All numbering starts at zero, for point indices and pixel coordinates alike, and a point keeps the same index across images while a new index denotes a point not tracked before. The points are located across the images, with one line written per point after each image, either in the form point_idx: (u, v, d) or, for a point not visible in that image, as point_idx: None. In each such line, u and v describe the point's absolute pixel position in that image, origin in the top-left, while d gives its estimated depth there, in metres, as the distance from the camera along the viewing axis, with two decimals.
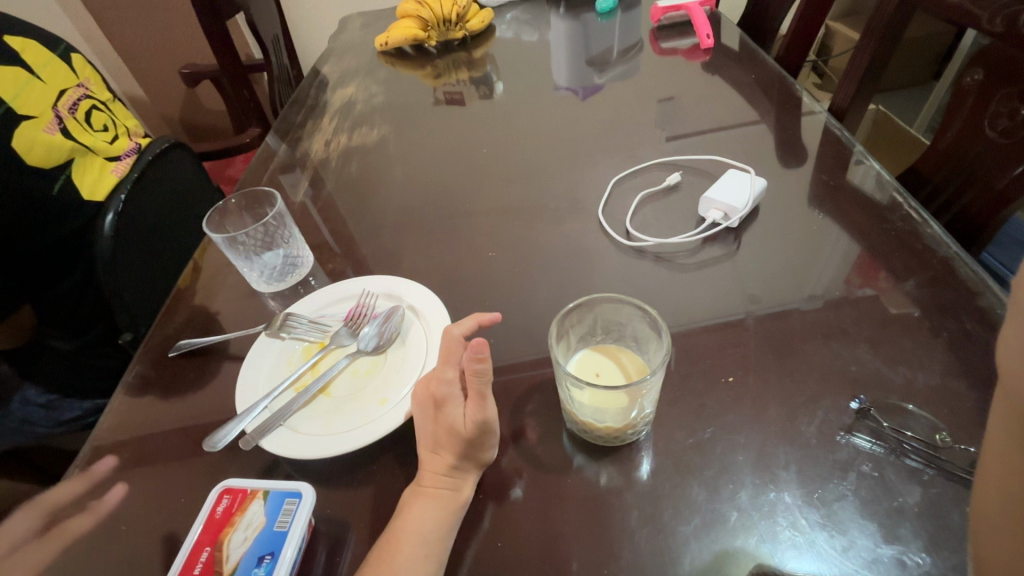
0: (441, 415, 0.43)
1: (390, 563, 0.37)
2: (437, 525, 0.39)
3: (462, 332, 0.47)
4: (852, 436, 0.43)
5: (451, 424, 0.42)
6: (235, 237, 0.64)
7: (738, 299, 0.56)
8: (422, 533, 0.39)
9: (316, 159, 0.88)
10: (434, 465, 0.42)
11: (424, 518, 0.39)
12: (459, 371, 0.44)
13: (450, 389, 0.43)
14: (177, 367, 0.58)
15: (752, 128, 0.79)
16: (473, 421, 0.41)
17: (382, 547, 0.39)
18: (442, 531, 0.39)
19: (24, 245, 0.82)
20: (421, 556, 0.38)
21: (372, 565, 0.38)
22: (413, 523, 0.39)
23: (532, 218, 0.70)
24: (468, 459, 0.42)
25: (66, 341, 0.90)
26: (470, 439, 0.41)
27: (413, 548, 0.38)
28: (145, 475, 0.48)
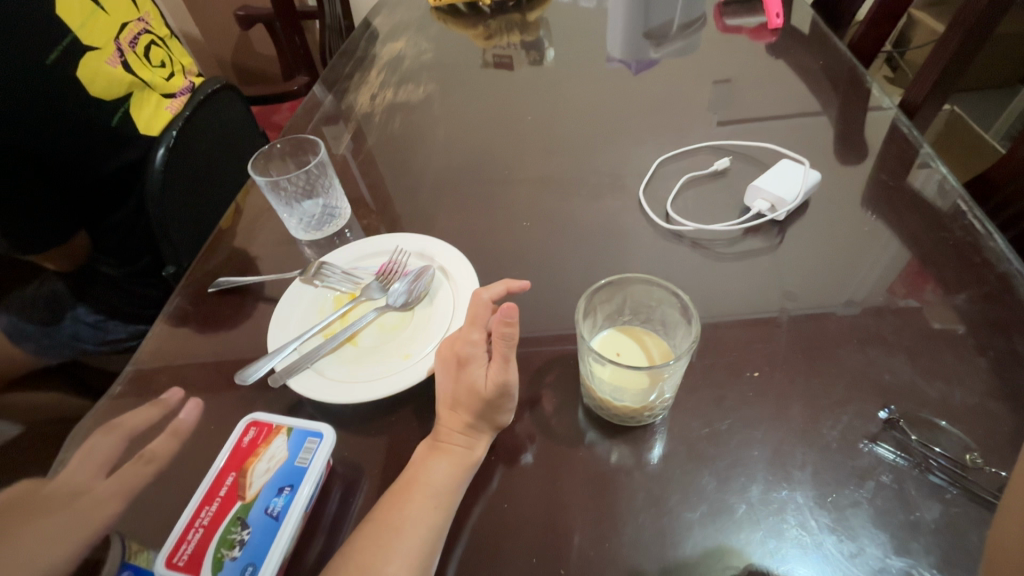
0: (462, 373, 0.43)
1: (403, 508, 0.38)
2: (449, 477, 0.40)
3: (492, 296, 0.47)
4: (874, 445, 0.42)
5: (472, 384, 0.42)
6: (278, 183, 0.64)
7: (774, 295, 0.54)
8: (437, 483, 0.39)
9: (360, 113, 0.88)
10: (451, 420, 0.42)
11: (439, 468, 0.40)
12: (485, 334, 0.44)
13: (473, 351, 0.43)
14: (216, 303, 0.60)
15: (813, 120, 0.75)
16: (494, 382, 0.42)
17: (394, 493, 0.40)
18: (454, 483, 0.40)
19: (84, 173, 0.85)
20: (433, 505, 0.38)
21: (385, 507, 0.39)
22: (426, 473, 0.40)
23: (569, 191, 0.69)
24: (486, 419, 0.42)
25: (114, 268, 0.96)
26: (489, 401, 0.42)
27: (424, 497, 0.39)
28: (194, 413, 0.48)
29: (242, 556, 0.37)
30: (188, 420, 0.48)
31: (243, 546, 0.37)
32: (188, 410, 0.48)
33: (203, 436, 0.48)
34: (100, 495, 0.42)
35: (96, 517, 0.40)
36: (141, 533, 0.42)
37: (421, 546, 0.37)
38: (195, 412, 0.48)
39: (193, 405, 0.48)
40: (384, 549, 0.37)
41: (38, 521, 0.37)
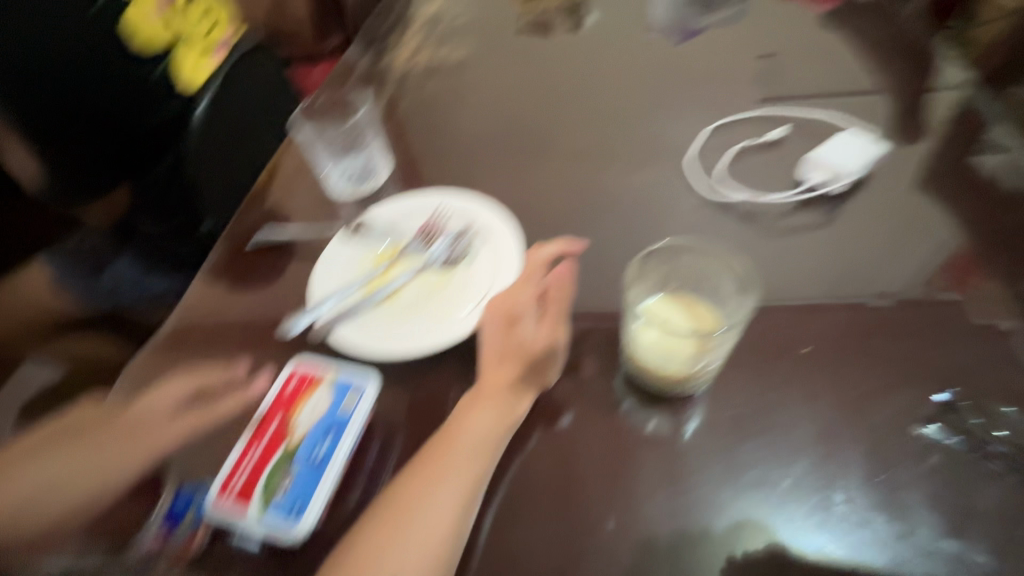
0: (512, 331, 0.44)
1: (445, 457, 0.40)
2: (493, 430, 0.41)
3: (550, 253, 0.49)
4: (926, 429, 0.41)
5: (521, 342, 0.44)
6: (319, 137, 0.68)
7: (825, 272, 0.52)
8: (479, 438, 0.40)
9: (398, 74, 0.87)
10: (497, 375, 0.43)
11: (482, 424, 0.41)
12: (536, 292, 0.45)
13: (525, 309, 0.44)
14: (257, 257, 0.61)
15: (875, 90, 0.70)
16: (542, 342, 0.44)
17: (437, 442, 0.41)
18: (497, 436, 0.41)
19: (126, 125, 0.85)
20: (476, 457, 0.40)
21: (429, 455, 0.40)
22: (468, 427, 0.41)
23: (611, 159, 0.67)
24: (530, 380, 0.43)
25: (153, 225, 0.94)
26: (534, 363, 0.43)
27: (469, 447, 0.40)
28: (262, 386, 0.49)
29: (288, 497, 0.40)
30: (258, 391, 0.48)
31: (288, 488, 0.40)
32: (258, 383, 0.49)
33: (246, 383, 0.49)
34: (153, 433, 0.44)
35: (157, 446, 0.46)
36: (196, 474, 0.44)
37: (458, 497, 0.38)
38: (264, 384, 0.49)
39: (264, 378, 0.49)
40: (423, 496, 0.39)
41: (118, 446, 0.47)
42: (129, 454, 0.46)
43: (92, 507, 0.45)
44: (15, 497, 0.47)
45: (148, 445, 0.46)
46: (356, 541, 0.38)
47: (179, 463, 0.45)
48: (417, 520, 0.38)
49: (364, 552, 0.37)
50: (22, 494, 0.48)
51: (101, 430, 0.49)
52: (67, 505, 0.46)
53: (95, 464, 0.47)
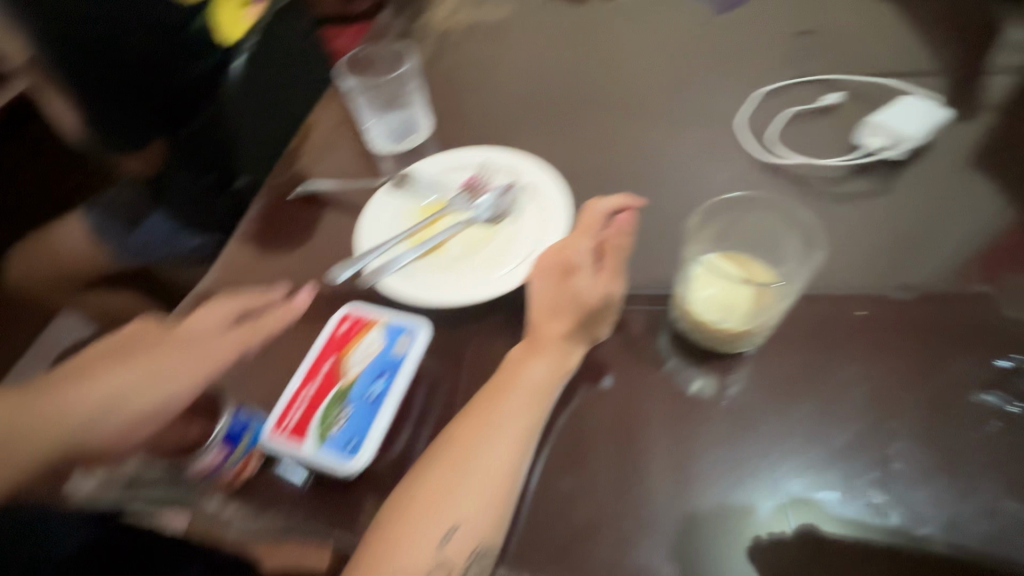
0: (566, 283, 0.43)
1: (498, 402, 0.40)
2: (546, 379, 0.41)
3: (608, 207, 0.47)
4: (987, 394, 0.40)
5: (575, 293, 0.43)
6: (366, 91, 0.69)
7: (882, 237, 0.51)
8: (533, 382, 0.41)
9: (439, 31, 0.85)
10: (550, 324, 0.43)
11: (538, 369, 0.41)
12: (594, 245, 0.44)
13: (581, 262, 0.43)
14: (301, 207, 0.63)
15: (942, 54, 0.67)
16: (601, 293, 0.43)
17: (490, 387, 0.42)
18: (550, 384, 0.41)
19: (166, 78, 0.86)
20: (529, 403, 0.40)
21: (482, 401, 0.41)
22: (523, 372, 0.41)
23: (659, 118, 0.66)
24: (584, 330, 0.43)
25: (185, 177, 0.92)
26: (590, 313, 0.43)
27: (522, 394, 0.40)
28: (307, 295, 0.49)
29: (346, 430, 0.40)
30: (302, 301, 0.48)
31: (346, 422, 0.41)
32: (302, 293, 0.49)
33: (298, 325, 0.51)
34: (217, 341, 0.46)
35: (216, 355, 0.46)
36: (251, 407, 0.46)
37: (515, 437, 0.39)
38: (309, 297, 0.49)
39: (306, 290, 0.49)
40: (479, 436, 0.39)
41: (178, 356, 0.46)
42: (191, 364, 0.46)
43: (160, 413, 0.44)
44: (76, 416, 0.43)
45: (206, 356, 0.46)
46: (413, 483, 0.38)
47: (237, 399, 0.47)
48: (476, 459, 0.38)
49: (427, 490, 0.38)
50: (81, 414, 0.44)
51: (154, 347, 0.48)
52: (130, 413, 0.44)
53: (151, 373, 0.45)
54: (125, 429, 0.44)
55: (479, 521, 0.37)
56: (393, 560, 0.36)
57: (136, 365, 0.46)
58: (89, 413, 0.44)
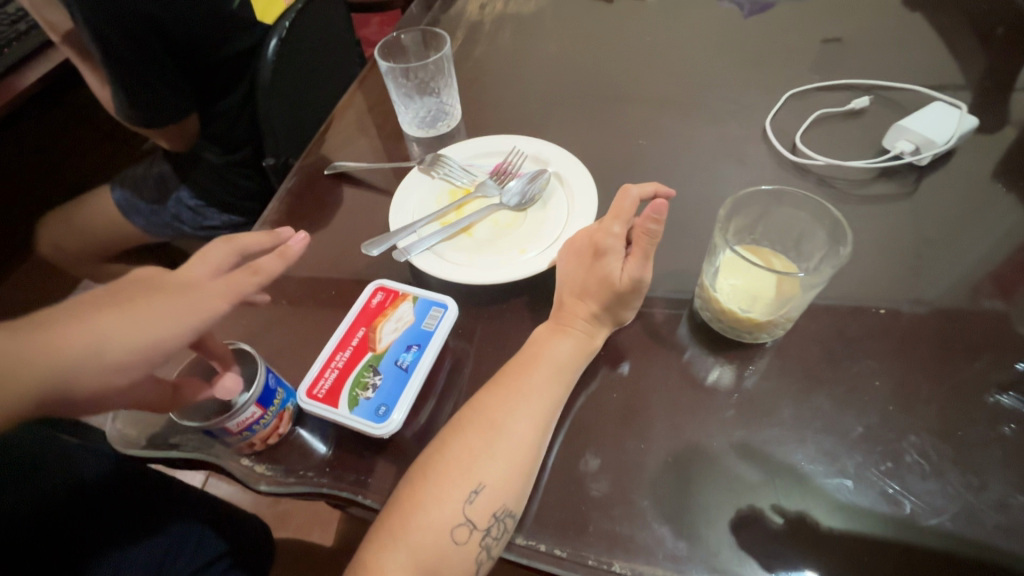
0: (597, 264, 0.44)
1: (525, 374, 0.42)
2: (570, 356, 0.43)
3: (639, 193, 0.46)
4: (1005, 396, 0.41)
5: (605, 275, 0.44)
6: (400, 73, 0.66)
7: (904, 240, 0.52)
8: (559, 357, 0.43)
9: (470, 21, 0.86)
10: (578, 305, 0.45)
11: (564, 344, 0.43)
12: (626, 229, 0.45)
13: (612, 247, 0.44)
14: (333, 185, 0.65)
15: (972, 64, 0.67)
16: (629, 277, 0.43)
17: (516, 361, 0.43)
18: (574, 361, 0.43)
19: (206, 52, 0.86)
20: (554, 378, 0.42)
21: (508, 372, 0.43)
22: (549, 347, 0.43)
23: (686, 115, 0.66)
24: (610, 312, 0.44)
25: (217, 155, 0.97)
26: (616, 294, 0.44)
27: (547, 368, 0.42)
28: (302, 241, 0.48)
29: (376, 397, 0.42)
30: (296, 246, 0.47)
31: (376, 390, 0.42)
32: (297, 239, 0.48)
33: (329, 298, 0.53)
34: (208, 289, 0.43)
35: (204, 305, 0.42)
36: (283, 374, 0.48)
37: (540, 407, 0.41)
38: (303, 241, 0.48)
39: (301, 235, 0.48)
40: (505, 404, 0.41)
41: (164, 300, 0.42)
42: (181, 311, 0.41)
43: (150, 360, 0.40)
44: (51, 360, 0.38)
45: (199, 303, 0.42)
46: (441, 445, 0.40)
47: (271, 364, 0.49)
48: (502, 425, 0.40)
49: (454, 453, 0.39)
50: (58, 357, 0.38)
51: (139, 292, 0.42)
52: (113, 361, 0.39)
53: (134, 317, 0.40)
54: (105, 378, 0.39)
55: (506, 486, 0.38)
56: (418, 516, 0.37)
57: (118, 311, 0.40)
58: (67, 360, 0.38)
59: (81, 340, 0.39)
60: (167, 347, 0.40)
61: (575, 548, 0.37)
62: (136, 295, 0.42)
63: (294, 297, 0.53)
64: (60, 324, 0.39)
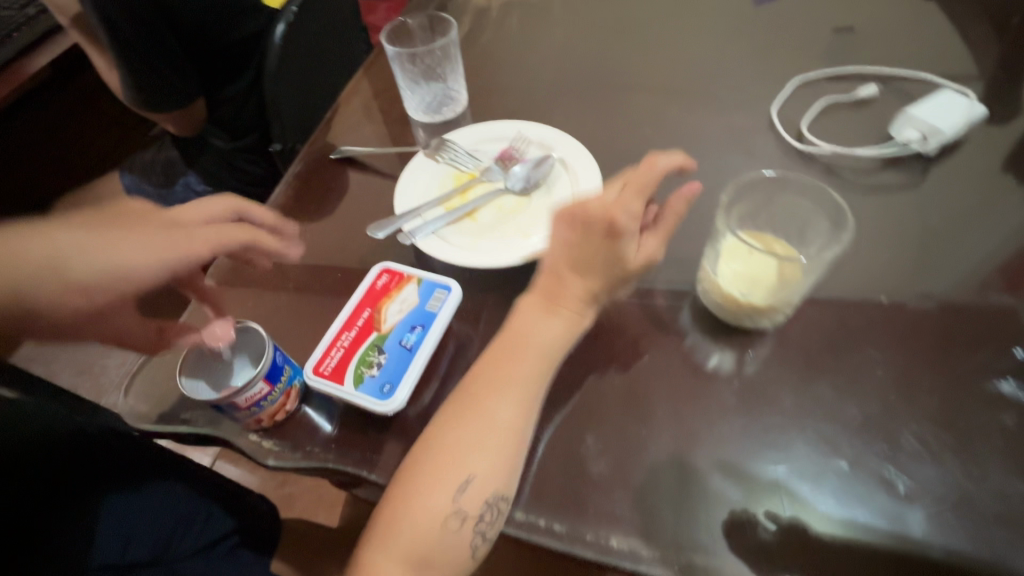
0: (614, 244, 0.42)
1: (513, 361, 0.42)
2: (559, 340, 0.43)
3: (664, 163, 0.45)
4: (1004, 384, 0.41)
5: (620, 256, 0.42)
6: (407, 58, 0.67)
7: (908, 229, 0.52)
8: (547, 340, 0.42)
9: (477, 7, 0.86)
10: (570, 284, 0.43)
11: (552, 327, 0.43)
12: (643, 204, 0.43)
13: (629, 223, 0.42)
14: (339, 170, 0.65)
15: (983, 54, 0.67)
16: (645, 256, 0.44)
17: (503, 346, 0.43)
18: (561, 344, 0.43)
19: (213, 37, 0.87)
20: (541, 363, 0.42)
21: (495, 358, 0.42)
22: (537, 330, 0.43)
23: (693, 103, 0.66)
24: (606, 288, 0.44)
25: (223, 140, 0.97)
26: (621, 272, 0.43)
27: (534, 354, 0.42)
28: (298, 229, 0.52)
29: (381, 376, 0.43)
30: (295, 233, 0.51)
31: (380, 368, 0.43)
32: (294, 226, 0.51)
33: (336, 282, 0.54)
34: (189, 234, 0.47)
35: (181, 248, 0.46)
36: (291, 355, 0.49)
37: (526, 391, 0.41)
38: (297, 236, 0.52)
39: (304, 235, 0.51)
40: (493, 387, 0.41)
41: (151, 236, 0.46)
42: (158, 247, 0.46)
43: (113, 286, 0.44)
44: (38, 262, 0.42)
45: (160, 241, 0.46)
46: (434, 428, 0.40)
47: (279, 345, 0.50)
48: (489, 411, 0.40)
49: (445, 443, 0.39)
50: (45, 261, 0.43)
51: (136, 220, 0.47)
52: (87, 275, 0.43)
53: (103, 246, 0.44)
54: (66, 292, 0.43)
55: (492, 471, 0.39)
56: (413, 507, 0.38)
57: (110, 233, 0.45)
58: (32, 269, 0.42)
59: (71, 251, 0.43)
60: (135, 276, 0.44)
61: (574, 525, 0.37)
62: (129, 224, 0.47)
63: (302, 281, 0.54)
64: (32, 234, 0.43)
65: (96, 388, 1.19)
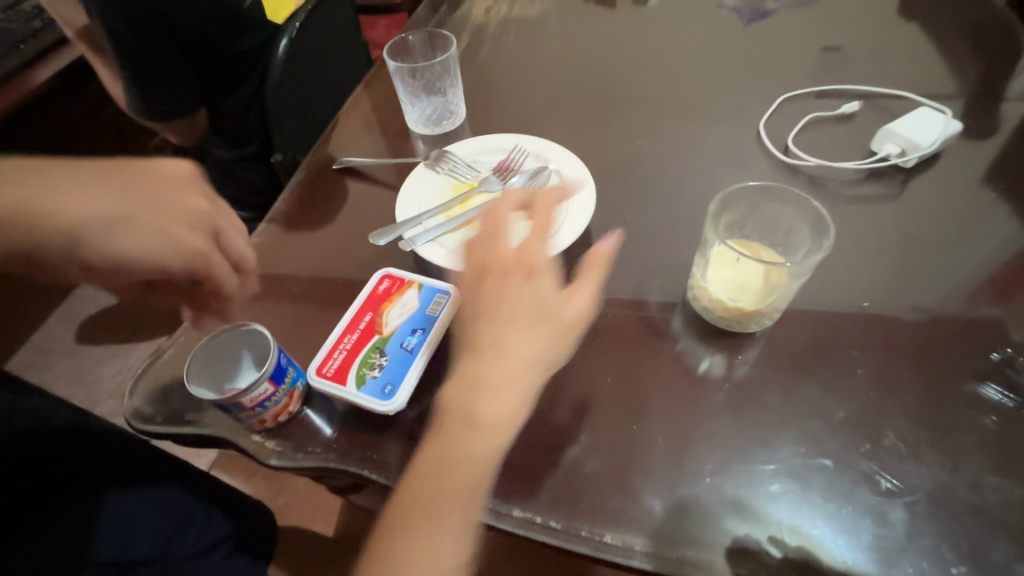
0: (534, 293, 0.43)
1: (462, 442, 0.38)
2: (508, 412, 0.40)
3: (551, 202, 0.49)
4: (982, 385, 0.43)
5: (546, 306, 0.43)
6: (408, 74, 0.69)
7: (889, 238, 0.54)
8: (492, 419, 0.39)
9: (476, 24, 0.89)
10: (507, 354, 0.41)
11: (496, 404, 0.39)
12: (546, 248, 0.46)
13: (543, 273, 0.44)
14: (342, 180, 0.67)
15: (960, 72, 0.70)
16: (575, 307, 0.43)
17: (450, 427, 0.39)
18: (511, 416, 0.40)
19: (216, 48, 0.88)
20: (492, 442, 0.39)
21: (443, 439, 0.39)
22: (485, 408, 0.39)
23: (684, 117, 0.69)
24: (551, 345, 0.42)
25: (225, 150, 1.00)
26: (558, 323, 0.43)
27: (485, 434, 0.38)
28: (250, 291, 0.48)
29: (382, 376, 0.44)
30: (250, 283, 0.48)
31: (381, 369, 0.45)
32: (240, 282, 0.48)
33: (339, 288, 0.55)
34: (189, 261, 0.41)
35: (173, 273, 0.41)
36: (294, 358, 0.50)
37: (475, 479, 0.38)
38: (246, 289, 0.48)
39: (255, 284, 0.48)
40: (444, 475, 0.38)
41: (160, 243, 0.40)
42: (155, 260, 0.40)
43: (118, 271, 0.40)
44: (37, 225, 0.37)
45: (178, 239, 0.41)
46: (391, 521, 0.38)
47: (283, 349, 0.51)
48: (449, 499, 0.37)
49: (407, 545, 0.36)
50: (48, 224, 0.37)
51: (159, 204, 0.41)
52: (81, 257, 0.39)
53: (119, 225, 0.39)
54: (71, 265, 0.39)
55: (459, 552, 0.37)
56: None
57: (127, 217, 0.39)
58: (42, 231, 0.37)
59: (79, 225, 0.38)
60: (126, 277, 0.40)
61: (570, 521, 0.39)
62: (149, 212, 0.40)
63: (306, 287, 0.56)
64: (45, 182, 0.38)
65: (91, 397, 1.18)
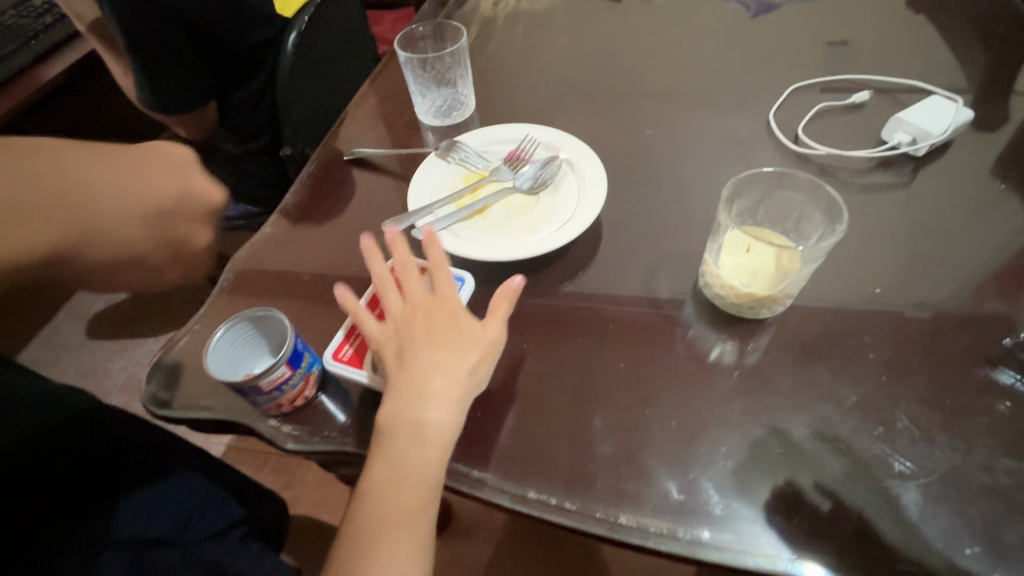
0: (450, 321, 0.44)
1: (407, 458, 0.40)
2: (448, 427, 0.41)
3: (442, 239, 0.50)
4: (995, 370, 0.43)
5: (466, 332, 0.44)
6: (418, 65, 0.69)
7: (900, 226, 0.54)
8: (437, 433, 0.40)
9: (484, 16, 0.89)
10: (442, 373, 0.42)
11: (435, 415, 0.41)
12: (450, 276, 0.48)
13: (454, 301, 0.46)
14: (353, 171, 0.67)
15: (969, 62, 0.70)
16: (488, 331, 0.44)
17: (402, 442, 0.40)
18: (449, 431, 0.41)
19: (226, 42, 0.89)
20: (435, 457, 0.40)
21: (392, 455, 0.40)
22: (426, 425, 0.40)
23: (692, 107, 0.69)
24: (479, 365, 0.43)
25: (235, 144, 1.00)
26: (479, 346, 0.43)
27: (431, 448, 0.40)
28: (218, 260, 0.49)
29: None
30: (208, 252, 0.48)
31: None
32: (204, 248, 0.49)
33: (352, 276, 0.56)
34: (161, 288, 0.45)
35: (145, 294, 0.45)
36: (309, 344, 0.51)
37: (431, 486, 0.40)
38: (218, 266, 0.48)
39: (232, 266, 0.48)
40: (398, 486, 0.40)
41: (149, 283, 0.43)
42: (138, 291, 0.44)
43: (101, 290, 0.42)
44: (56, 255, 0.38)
45: (160, 274, 0.44)
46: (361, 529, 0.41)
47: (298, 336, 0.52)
48: (405, 511, 0.40)
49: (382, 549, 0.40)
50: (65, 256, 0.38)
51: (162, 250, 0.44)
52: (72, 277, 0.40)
53: (125, 267, 0.41)
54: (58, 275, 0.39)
55: (418, 543, 0.41)
56: None
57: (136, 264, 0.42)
58: (59, 259, 0.38)
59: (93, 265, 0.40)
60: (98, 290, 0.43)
61: (584, 502, 0.39)
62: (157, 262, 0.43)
63: (319, 275, 0.56)
64: (76, 200, 0.38)
65: (100, 389, 1.19)
